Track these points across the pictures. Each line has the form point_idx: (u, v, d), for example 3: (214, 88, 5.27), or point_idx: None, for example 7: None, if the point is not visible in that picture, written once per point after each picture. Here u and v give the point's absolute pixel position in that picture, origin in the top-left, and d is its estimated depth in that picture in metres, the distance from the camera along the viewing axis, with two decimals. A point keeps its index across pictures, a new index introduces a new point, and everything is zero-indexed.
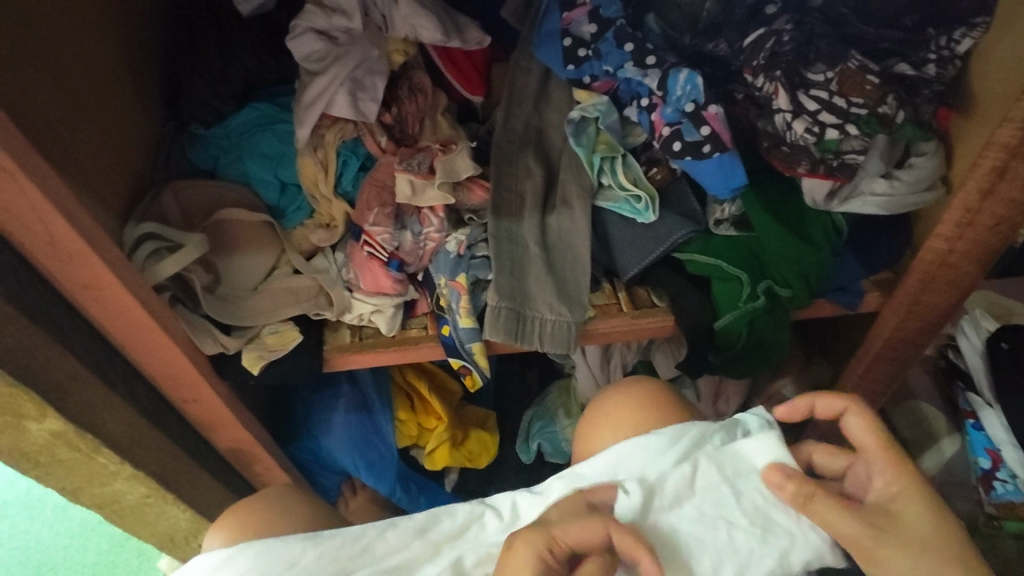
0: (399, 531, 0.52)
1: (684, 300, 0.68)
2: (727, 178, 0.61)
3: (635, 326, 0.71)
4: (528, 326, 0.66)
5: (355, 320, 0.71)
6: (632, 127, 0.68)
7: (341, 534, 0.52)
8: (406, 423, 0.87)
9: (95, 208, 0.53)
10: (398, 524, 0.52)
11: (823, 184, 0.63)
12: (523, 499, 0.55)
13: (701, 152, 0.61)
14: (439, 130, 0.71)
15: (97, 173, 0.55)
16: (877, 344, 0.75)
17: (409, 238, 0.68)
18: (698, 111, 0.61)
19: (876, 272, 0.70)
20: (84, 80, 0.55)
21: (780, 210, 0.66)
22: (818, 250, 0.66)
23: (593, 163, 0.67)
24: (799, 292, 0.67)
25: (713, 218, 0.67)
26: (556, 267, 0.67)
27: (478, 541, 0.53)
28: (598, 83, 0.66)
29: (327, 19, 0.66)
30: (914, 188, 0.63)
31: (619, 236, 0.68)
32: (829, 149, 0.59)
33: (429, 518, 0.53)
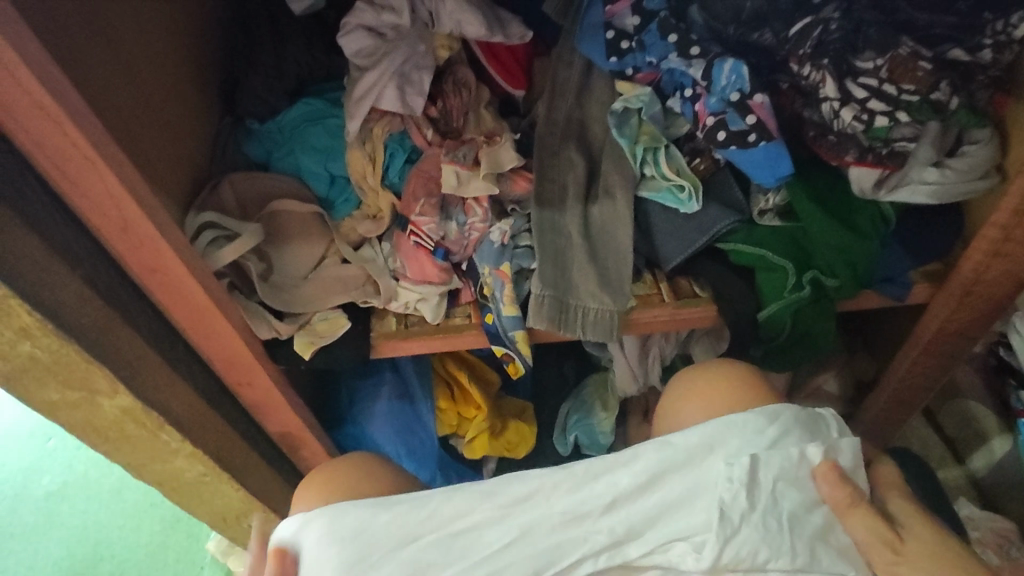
0: (466, 496, 0.50)
1: (726, 290, 0.68)
2: (773, 167, 0.62)
3: (677, 317, 0.71)
4: (571, 314, 0.67)
5: (401, 308, 0.73)
6: (676, 119, 0.68)
7: (410, 499, 0.50)
8: (446, 413, 0.88)
9: (162, 196, 0.56)
10: (465, 488, 0.51)
11: (871, 173, 0.62)
12: (600, 463, 0.51)
13: (746, 141, 0.61)
14: (483, 122, 0.72)
15: (164, 164, 0.58)
16: (924, 338, 0.73)
17: (454, 228, 0.70)
18: (744, 100, 0.61)
19: (925, 262, 0.69)
20: (151, 75, 0.58)
21: (825, 199, 0.66)
22: (866, 239, 0.65)
23: (636, 154, 0.67)
24: (846, 282, 0.66)
25: (757, 208, 0.67)
26: (598, 257, 0.68)
27: (550, 506, 0.50)
28: (641, 74, 0.67)
29: (377, 16, 0.68)
30: (966, 176, 0.62)
31: (661, 227, 0.69)
32: (878, 137, 0.59)
33: (499, 482, 0.51)
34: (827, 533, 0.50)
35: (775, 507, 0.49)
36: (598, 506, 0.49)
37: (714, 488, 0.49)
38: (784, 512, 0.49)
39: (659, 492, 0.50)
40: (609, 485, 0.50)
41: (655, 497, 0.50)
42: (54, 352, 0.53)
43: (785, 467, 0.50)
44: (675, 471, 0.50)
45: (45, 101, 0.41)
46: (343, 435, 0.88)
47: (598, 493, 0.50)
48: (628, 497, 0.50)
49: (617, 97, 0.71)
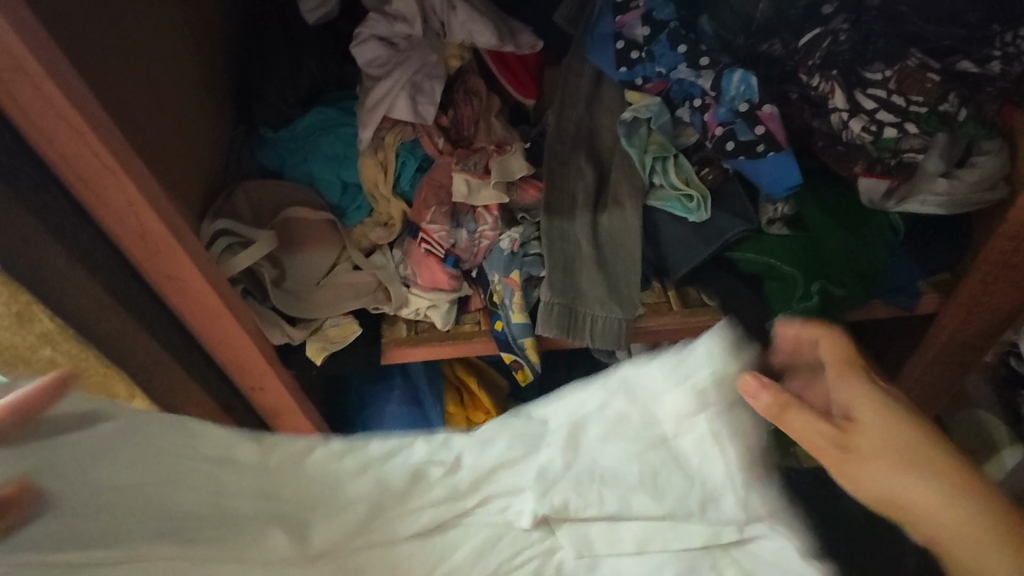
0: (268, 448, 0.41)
1: (735, 299, 0.69)
2: (783, 177, 0.63)
3: (685, 325, 0.72)
4: (580, 321, 0.68)
5: (412, 314, 0.74)
6: (685, 129, 0.68)
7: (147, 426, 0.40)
8: (455, 417, 0.90)
9: (178, 203, 0.57)
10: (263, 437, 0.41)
11: (880, 184, 0.62)
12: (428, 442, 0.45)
13: (755, 151, 0.62)
14: (493, 131, 0.73)
15: (179, 171, 0.59)
16: (933, 349, 0.73)
17: (465, 235, 0.71)
18: (753, 111, 0.61)
19: (933, 273, 0.69)
20: (168, 86, 0.59)
21: (834, 210, 0.66)
22: (872, 248, 0.66)
23: (645, 163, 0.68)
24: (853, 292, 0.66)
25: (766, 218, 0.67)
26: (607, 266, 0.68)
27: (377, 472, 0.43)
28: (650, 84, 0.67)
29: (389, 26, 0.69)
30: (975, 187, 0.62)
31: (670, 236, 0.69)
32: (886, 148, 0.59)
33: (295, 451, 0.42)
34: (658, 490, 0.43)
35: (616, 483, 0.43)
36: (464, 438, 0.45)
37: (546, 450, 0.44)
38: (600, 476, 0.44)
39: (522, 428, 0.45)
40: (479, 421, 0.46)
41: (510, 438, 0.45)
42: (74, 357, 0.54)
43: (644, 426, 0.43)
44: (500, 433, 0.45)
45: (70, 115, 0.43)
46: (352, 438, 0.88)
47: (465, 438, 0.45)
48: (493, 435, 0.45)
49: (626, 107, 0.72)
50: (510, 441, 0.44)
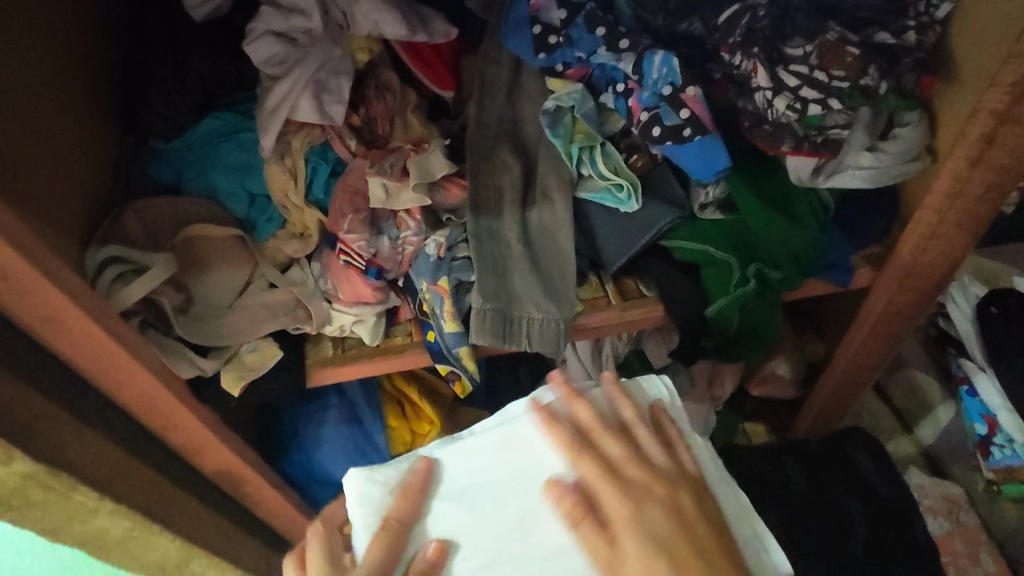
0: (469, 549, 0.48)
1: (672, 288, 0.66)
2: (709, 162, 0.61)
3: (625, 318, 0.69)
4: (515, 326, 0.64)
5: (337, 331, 0.68)
6: (611, 116, 0.66)
7: None
8: (398, 430, 0.86)
9: (55, 230, 0.50)
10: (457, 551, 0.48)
11: (808, 161, 0.60)
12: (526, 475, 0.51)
13: (682, 136, 0.60)
14: (410, 129, 0.68)
15: (54, 194, 0.52)
16: (870, 321, 0.73)
17: (387, 243, 0.65)
18: (676, 94, 0.60)
19: (865, 246, 0.68)
20: (30, 98, 0.51)
21: (766, 193, 0.65)
22: (807, 228, 0.65)
23: (572, 154, 0.65)
24: (788, 273, 0.65)
25: (697, 203, 0.66)
26: (540, 265, 0.65)
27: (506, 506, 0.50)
28: (571, 70, 0.65)
29: (284, 20, 0.63)
30: (900, 159, 0.61)
31: (602, 227, 0.67)
32: (812, 125, 0.57)
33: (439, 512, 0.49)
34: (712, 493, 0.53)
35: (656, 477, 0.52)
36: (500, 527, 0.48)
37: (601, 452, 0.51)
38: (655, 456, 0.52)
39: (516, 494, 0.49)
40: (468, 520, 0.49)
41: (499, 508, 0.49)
42: None
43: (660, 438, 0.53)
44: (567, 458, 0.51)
45: None
46: (292, 464, 0.84)
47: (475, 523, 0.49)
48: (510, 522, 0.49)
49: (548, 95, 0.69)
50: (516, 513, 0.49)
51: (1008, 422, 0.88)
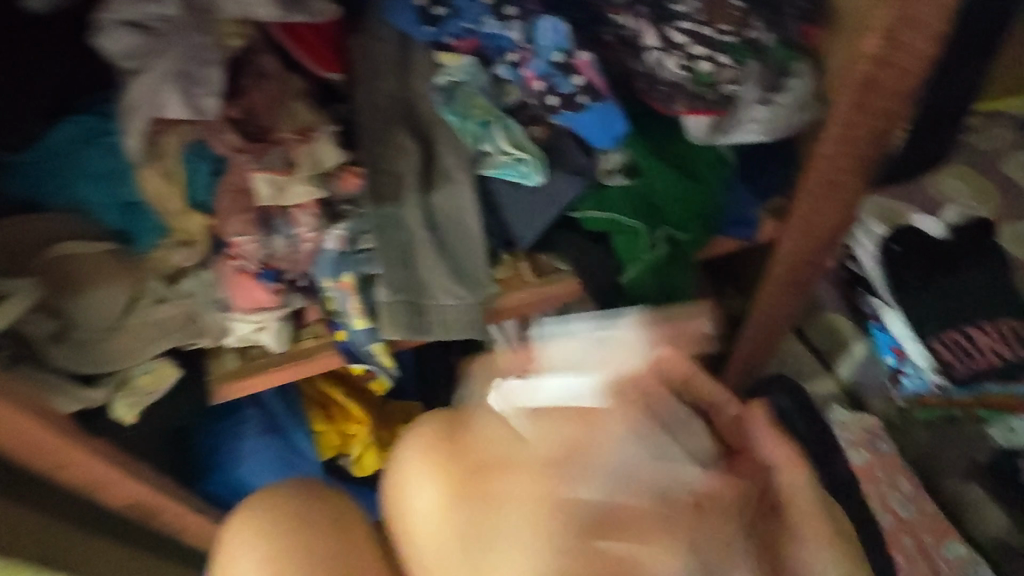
0: None
1: (585, 259, 0.66)
2: (607, 128, 0.59)
3: (541, 296, 0.68)
4: (427, 316, 0.62)
5: (238, 342, 0.64)
6: (506, 88, 0.63)
7: None
8: (326, 434, 0.83)
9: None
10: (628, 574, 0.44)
11: (705, 119, 0.60)
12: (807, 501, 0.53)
13: (577, 104, 0.59)
14: (297, 118, 0.64)
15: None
16: (780, 271, 0.74)
17: (282, 243, 0.61)
18: (568, 60, 0.58)
19: (768, 199, 0.69)
20: None
21: (668, 154, 0.64)
22: (711, 187, 0.65)
23: (469, 131, 0.62)
24: (695, 234, 0.66)
25: (602, 170, 0.64)
26: (448, 249, 0.62)
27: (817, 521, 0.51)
28: (459, 40, 0.61)
29: (137, 6, 0.57)
30: (794, 110, 0.61)
31: (510, 204, 0.65)
32: (705, 82, 0.57)
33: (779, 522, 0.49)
34: None
35: None
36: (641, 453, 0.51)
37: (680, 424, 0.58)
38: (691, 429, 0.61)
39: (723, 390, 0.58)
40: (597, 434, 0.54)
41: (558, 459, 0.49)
42: None
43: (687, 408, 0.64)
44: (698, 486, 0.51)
45: None
46: (214, 483, 0.80)
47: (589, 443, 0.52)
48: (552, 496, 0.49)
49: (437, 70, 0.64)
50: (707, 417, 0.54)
51: (911, 351, 0.95)
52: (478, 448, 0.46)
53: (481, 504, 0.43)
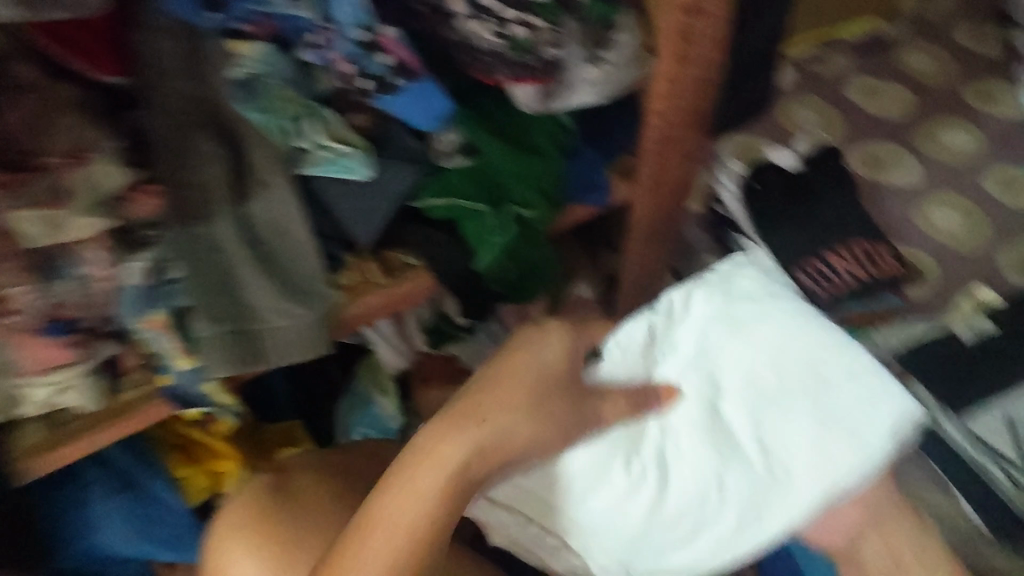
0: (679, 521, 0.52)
1: (434, 250, 0.61)
2: (429, 108, 0.54)
3: (394, 297, 0.63)
4: (259, 343, 0.55)
5: (41, 408, 0.55)
6: (317, 79, 0.56)
7: None
8: (192, 478, 0.75)
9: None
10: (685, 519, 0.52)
11: (531, 87, 0.56)
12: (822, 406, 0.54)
13: (391, 84, 0.54)
14: (68, 132, 0.51)
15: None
16: (640, 233, 0.72)
17: (70, 288, 0.52)
18: (371, 37, 0.52)
19: (616, 160, 0.67)
20: None
21: (503, 128, 0.60)
22: (553, 159, 0.61)
23: (278, 127, 0.55)
24: (542, 211, 0.62)
25: (438, 152, 0.59)
26: (273, 265, 0.55)
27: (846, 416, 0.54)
28: (252, 27, 0.54)
29: None
30: (623, 67, 0.58)
31: (340, 202, 0.58)
32: (522, 48, 0.52)
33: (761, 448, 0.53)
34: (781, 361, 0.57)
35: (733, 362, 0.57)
36: (709, 448, 0.53)
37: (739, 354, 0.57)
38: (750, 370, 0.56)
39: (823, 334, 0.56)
40: (674, 442, 0.54)
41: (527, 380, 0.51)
42: None
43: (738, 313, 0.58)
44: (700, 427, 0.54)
45: None
46: (67, 557, 0.70)
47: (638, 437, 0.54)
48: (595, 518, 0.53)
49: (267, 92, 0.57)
50: (779, 363, 0.56)
51: None
52: (296, 471, 0.64)
53: (310, 515, 0.59)
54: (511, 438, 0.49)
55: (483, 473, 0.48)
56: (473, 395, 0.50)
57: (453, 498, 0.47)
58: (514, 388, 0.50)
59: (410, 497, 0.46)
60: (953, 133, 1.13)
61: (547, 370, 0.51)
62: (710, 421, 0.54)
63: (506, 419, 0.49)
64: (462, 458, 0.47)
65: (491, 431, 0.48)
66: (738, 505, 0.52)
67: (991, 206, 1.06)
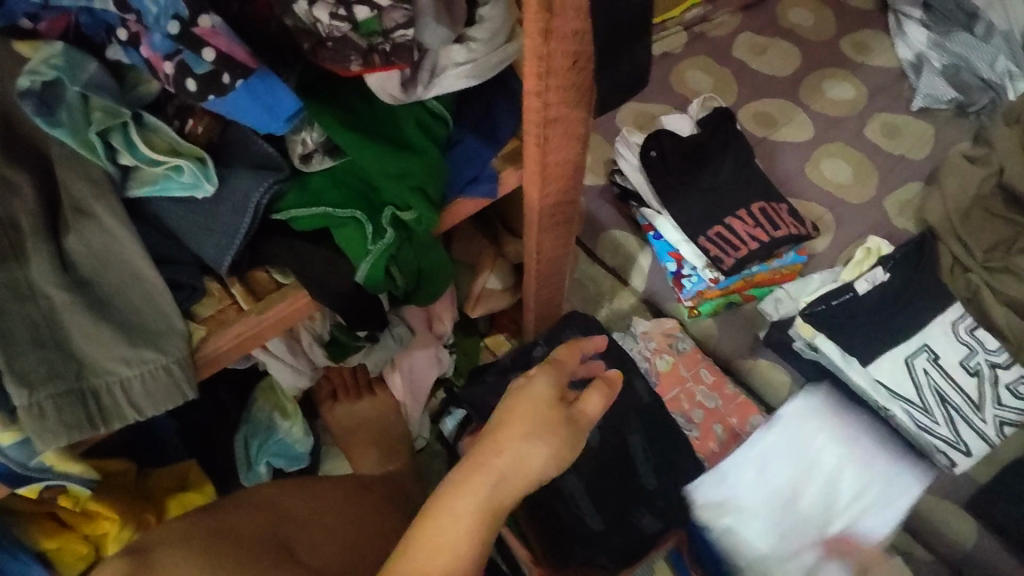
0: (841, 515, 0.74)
1: (306, 268, 0.54)
2: (273, 108, 0.47)
3: (266, 322, 0.56)
4: (103, 402, 0.47)
5: None
6: (137, 81, 0.47)
7: None
8: (64, 549, 0.65)
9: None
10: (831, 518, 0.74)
11: (391, 75, 0.50)
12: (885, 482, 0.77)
13: (222, 85, 0.45)
14: None
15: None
16: (536, 220, 0.67)
17: None
18: (188, 30, 0.43)
19: (501, 145, 0.62)
20: None
21: (368, 124, 0.54)
22: (429, 156, 0.55)
23: (94, 146, 0.45)
24: (423, 211, 0.56)
25: (298, 156, 0.53)
26: (108, 307, 0.47)
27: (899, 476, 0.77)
28: (44, 24, 0.44)
29: None
30: (493, 44, 0.53)
31: (185, 224, 0.51)
32: (372, 31, 0.46)
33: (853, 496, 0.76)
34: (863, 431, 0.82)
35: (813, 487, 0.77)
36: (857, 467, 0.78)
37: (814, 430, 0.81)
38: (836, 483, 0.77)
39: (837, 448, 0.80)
40: (836, 470, 0.78)
41: (531, 408, 0.50)
42: None
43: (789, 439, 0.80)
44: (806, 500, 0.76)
45: None
46: None
47: (789, 456, 0.78)
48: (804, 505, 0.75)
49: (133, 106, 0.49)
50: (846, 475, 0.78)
51: (688, 252, 0.95)
52: (166, 548, 0.55)
53: None
54: (532, 462, 0.48)
55: (511, 499, 0.47)
56: (493, 432, 0.49)
57: (486, 530, 0.45)
58: (529, 416, 0.50)
59: (451, 530, 0.44)
60: (838, 85, 1.15)
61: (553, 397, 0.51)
62: (867, 468, 0.78)
63: (524, 444, 0.48)
64: (481, 490, 0.45)
65: (511, 457, 0.47)
66: (875, 495, 0.76)
67: (875, 155, 1.09)
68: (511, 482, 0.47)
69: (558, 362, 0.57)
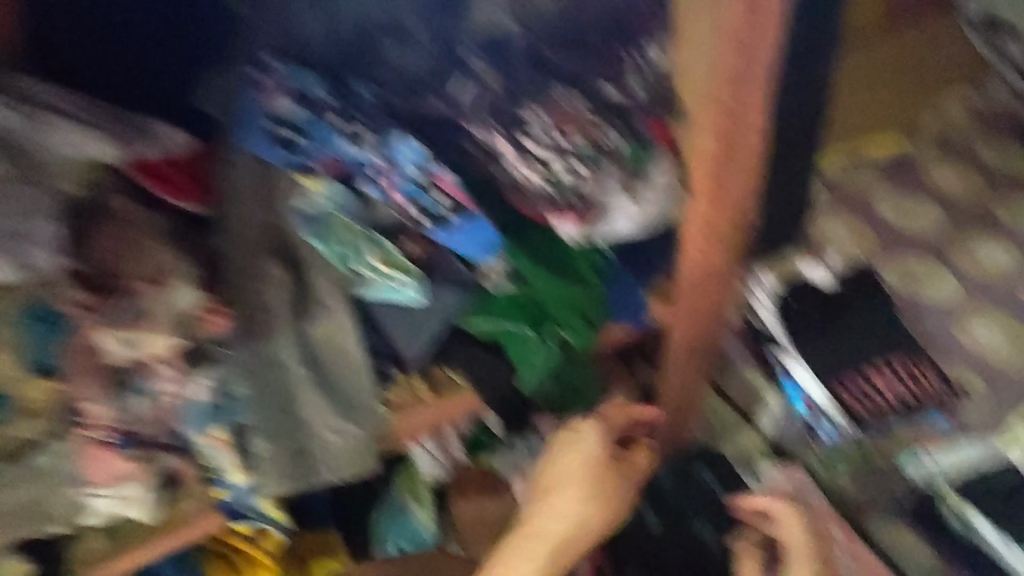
0: None
1: (482, 372, 0.65)
2: (476, 239, 0.59)
3: (440, 410, 0.66)
4: (311, 459, 0.58)
5: (99, 521, 0.57)
6: (375, 207, 0.60)
7: None
8: None
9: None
10: None
11: (569, 224, 0.59)
12: None
13: (444, 218, 0.59)
14: (153, 257, 0.58)
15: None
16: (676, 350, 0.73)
17: (146, 403, 0.56)
18: (429, 177, 0.59)
19: (653, 280, 0.69)
20: None
21: (549, 256, 0.63)
22: (592, 284, 0.64)
23: (338, 254, 0.59)
24: (583, 333, 0.65)
25: (483, 275, 0.61)
26: (328, 383, 0.59)
27: None
28: (321, 165, 0.59)
29: None
30: (664, 201, 0.60)
31: (392, 324, 0.62)
32: (562, 185, 0.59)
33: None
34: None
35: None
36: None
37: None
38: None
39: None
40: None
41: (580, 472, 0.68)
42: None
43: None
44: None
45: None
46: None
47: None
48: None
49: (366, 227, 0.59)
50: None
51: (826, 407, 0.81)
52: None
53: None
54: (589, 520, 0.68)
55: (575, 546, 0.67)
56: (547, 496, 0.68)
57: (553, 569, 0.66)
58: (581, 474, 0.68)
59: (526, 563, 0.65)
60: (993, 247, 1.04)
61: (603, 456, 0.69)
62: None
63: (569, 498, 0.67)
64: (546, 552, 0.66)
65: (557, 524, 0.67)
66: None
67: None
68: (569, 533, 0.67)
69: (611, 416, 0.72)
